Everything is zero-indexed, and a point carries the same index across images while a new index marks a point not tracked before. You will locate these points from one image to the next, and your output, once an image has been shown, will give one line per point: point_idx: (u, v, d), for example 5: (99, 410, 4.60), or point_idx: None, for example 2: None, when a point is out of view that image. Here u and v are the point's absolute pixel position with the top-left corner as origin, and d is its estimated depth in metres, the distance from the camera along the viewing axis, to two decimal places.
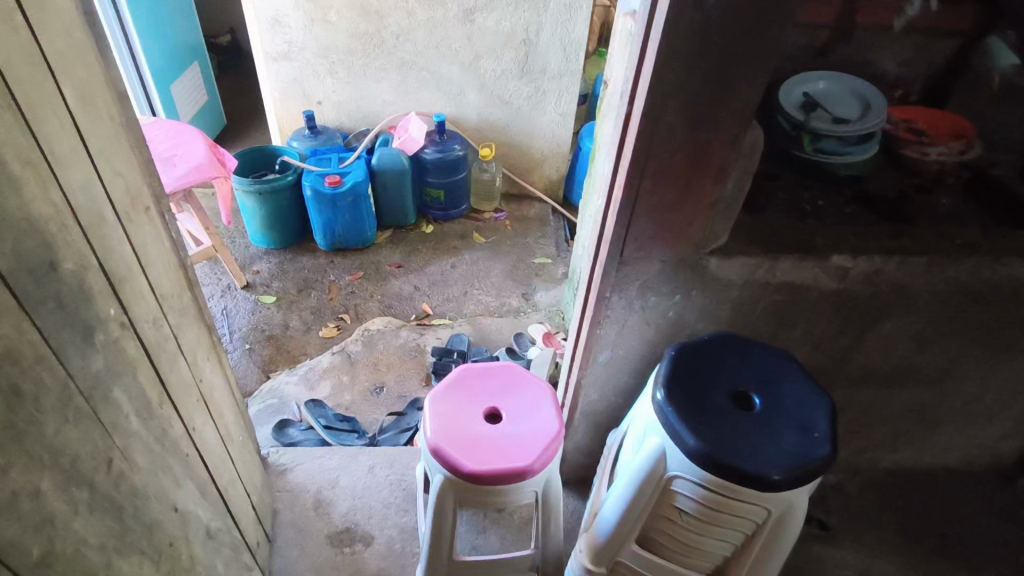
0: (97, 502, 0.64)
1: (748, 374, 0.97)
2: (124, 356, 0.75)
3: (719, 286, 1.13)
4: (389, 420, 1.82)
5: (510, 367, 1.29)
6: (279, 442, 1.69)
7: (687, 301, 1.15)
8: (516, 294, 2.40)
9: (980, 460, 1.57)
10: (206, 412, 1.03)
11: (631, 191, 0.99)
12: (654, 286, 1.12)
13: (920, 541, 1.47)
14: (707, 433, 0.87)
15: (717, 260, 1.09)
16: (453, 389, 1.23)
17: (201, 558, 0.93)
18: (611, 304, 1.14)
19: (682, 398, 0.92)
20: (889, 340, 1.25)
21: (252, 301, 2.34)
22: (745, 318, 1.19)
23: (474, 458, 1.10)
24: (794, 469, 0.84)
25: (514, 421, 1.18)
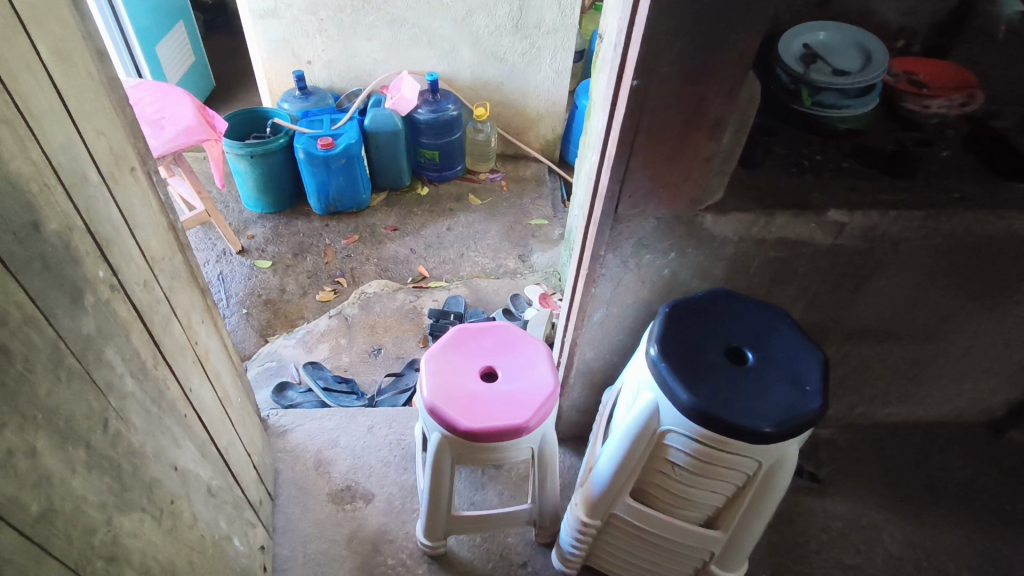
0: (94, 462, 0.65)
1: (742, 330, 0.97)
2: (116, 318, 0.75)
3: (714, 243, 1.12)
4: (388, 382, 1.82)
5: (506, 327, 1.30)
6: (279, 404, 1.71)
7: (682, 258, 1.14)
8: (513, 256, 2.39)
9: (970, 413, 1.59)
10: (202, 373, 1.03)
11: (625, 146, 0.97)
12: (648, 244, 1.12)
13: (909, 492, 1.50)
14: (699, 387, 0.88)
15: (712, 217, 1.08)
16: (449, 348, 1.24)
17: (203, 515, 0.95)
18: (606, 263, 1.14)
19: (675, 354, 0.92)
20: (885, 295, 1.25)
21: (247, 266, 2.33)
22: (739, 275, 1.19)
23: (472, 416, 1.11)
24: (786, 422, 0.85)
25: (511, 379, 1.18)
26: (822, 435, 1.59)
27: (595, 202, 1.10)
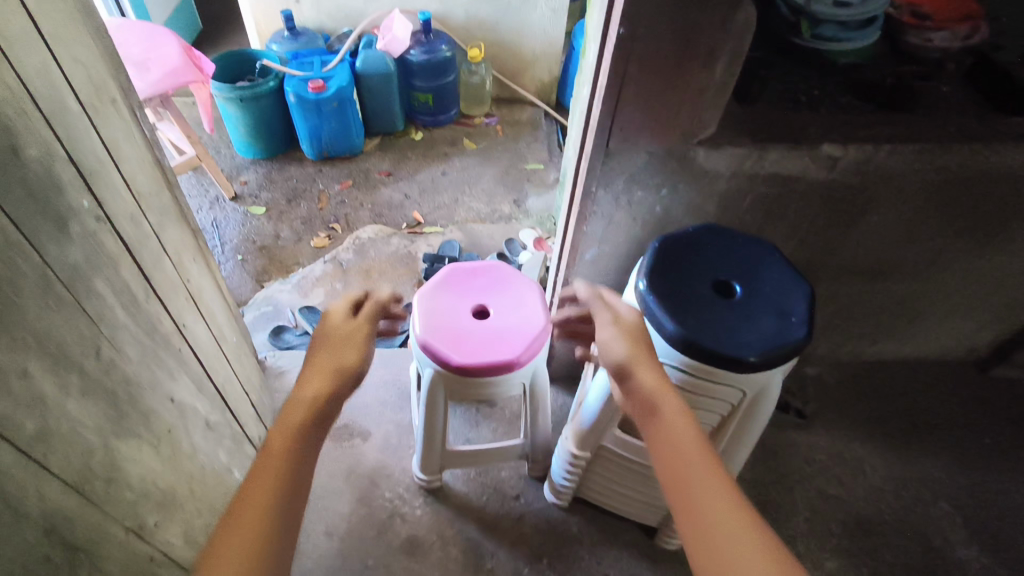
0: (88, 387, 0.66)
1: (731, 264, 0.98)
2: (104, 250, 0.75)
3: (706, 178, 1.11)
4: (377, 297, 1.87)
5: (499, 265, 1.30)
6: (276, 347, 1.73)
7: (674, 195, 1.14)
8: (508, 201, 2.37)
9: (957, 350, 1.62)
10: (195, 311, 1.04)
11: (616, 77, 0.95)
12: (640, 180, 1.11)
13: (893, 427, 1.54)
14: (687, 319, 0.89)
15: (705, 151, 1.07)
16: (441, 287, 1.24)
17: (202, 447, 0.98)
18: (597, 200, 1.13)
19: (663, 287, 0.93)
20: (876, 233, 1.25)
21: (241, 213, 2.31)
22: (732, 212, 1.18)
23: (463, 352, 1.13)
24: (771, 352, 0.86)
25: (503, 317, 1.20)
26: (809, 373, 1.62)
27: (586, 138, 1.08)
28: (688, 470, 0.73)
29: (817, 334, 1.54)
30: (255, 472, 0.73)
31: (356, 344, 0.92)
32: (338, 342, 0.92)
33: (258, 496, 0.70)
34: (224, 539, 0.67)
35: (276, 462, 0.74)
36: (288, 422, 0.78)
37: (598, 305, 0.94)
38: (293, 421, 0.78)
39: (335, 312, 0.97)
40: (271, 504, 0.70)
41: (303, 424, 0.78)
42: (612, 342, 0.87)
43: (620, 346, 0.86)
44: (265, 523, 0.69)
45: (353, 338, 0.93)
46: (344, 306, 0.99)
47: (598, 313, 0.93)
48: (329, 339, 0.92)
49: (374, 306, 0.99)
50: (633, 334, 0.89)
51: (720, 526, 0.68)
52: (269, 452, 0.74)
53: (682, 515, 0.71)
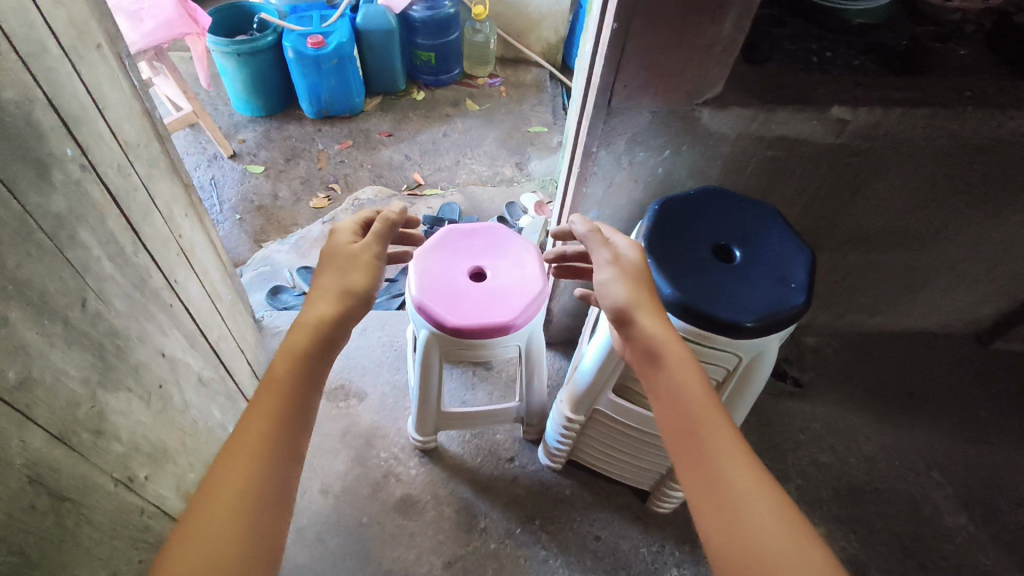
0: (74, 338, 0.66)
1: (731, 228, 0.96)
2: (89, 199, 0.73)
3: (710, 140, 1.08)
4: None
5: (497, 227, 1.27)
6: (273, 307, 1.73)
7: (677, 156, 1.11)
8: (510, 163, 2.33)
9: (958, 322, 1.61)
10: (187, 266, 1.03)
11: (620, 31, 0.91)
12: (642, 140, 1.07)
13: (889, 397, 1.54)
14: (684, 283, 0.88)
15: (710, 111, 1.03)
16: (437, 249, 1.22)
17: (194, 402, 0.97)
18: (598, 160, 1.10)
19: (661, 250, 0.91)
20: (882, 200, 1.22)
21: (239, 171, 2.28)
22: (735, 176, 1.16)
23: (459, 313, 1.12)
24: (770, 317, 0.85)
25: (500, 279, 1.18)
26: (807, 342, 1.62)
27: (588, 95, 1.05)
28: (690, 422, 0.75)
29: (817, 303, 1.52)
30: (258, 398, 0.72)
31: (363, 266, 0.86)
32: (341, 265, 0.86)
33: (262, 415, 0.70)
34: (225, 462, 0.66)
35: (280, 389, 0.72)
36: (292, 347, 0.76)
37: (600, 243, 0.90)
38: (297, 345, 0.76)
39: (336, 238, 0.90)
40: (275, 426, 0.70)
41: (307, 349, 0.76)
42: (613, 286, 0.85)
43: (619, 290, 0.84)
44: (268, 448, 0.68)
45: (359, 260, 0.87)
46: (351, 225, 0.93)
47: (599, 253, 0.89)
48: (334, 260, 0.87)
49: (384, 223, 0.92)
50: (638, 277, 0.86)
51: (722, 476, 0.71)
52: (272, 378, 0.73)
53: (683, 463, 0.74)
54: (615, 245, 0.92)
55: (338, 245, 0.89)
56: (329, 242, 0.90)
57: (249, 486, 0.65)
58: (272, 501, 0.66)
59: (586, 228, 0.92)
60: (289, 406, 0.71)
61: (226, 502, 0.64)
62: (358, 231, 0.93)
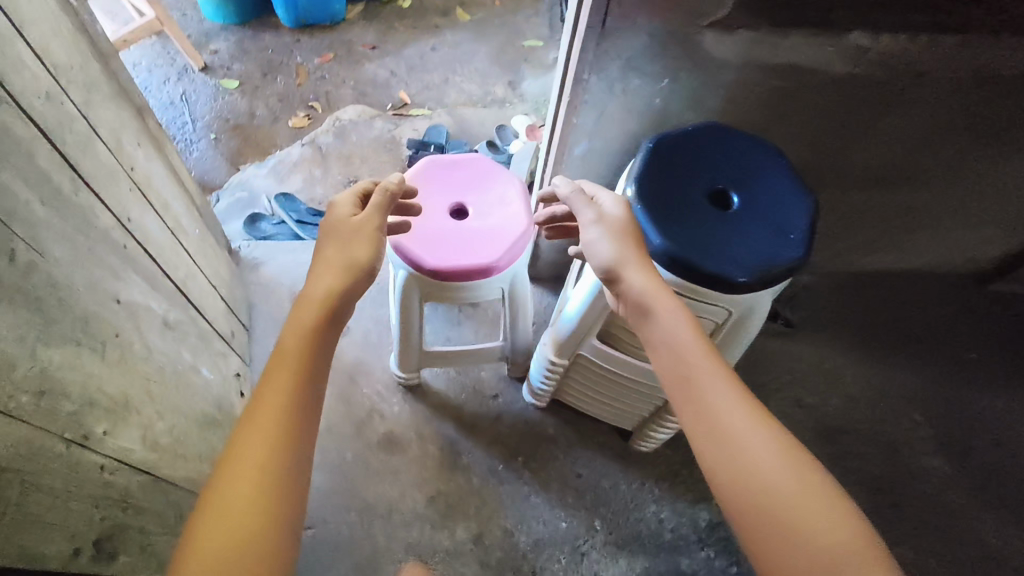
0: (3, 294, 0.59)
1: (730, 171, 0.88)
2: (9, 135, 0.65)
3: (713, 67, 0.98)
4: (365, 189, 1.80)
5: (480, 158, 1.18)
6: (251, 237, 1.66)
7: (676, 86, 1.01)
8: (502, 82, 2.18)
9: (960, 263, 1.55)
10: (143, 202, 0.95)
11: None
12: (639, 67, 0.97)
13: (880, 339, 1.52)
14: (675, 232, 0.82)
15: (714, 35, 0.92)
16: (415, 183, 1.14)
17: (160, 347, 0.93)
18: (589, 88, 1.00)
19: (652, 196, 0.85)
20: (894, 137, 1.14)
21: (212, 87, 2.13)
22: (738, 109, 1.06)
23: (436, 256, 1.06)
24: (764, 273, 0.79)
25: (481, 219, 1.11)
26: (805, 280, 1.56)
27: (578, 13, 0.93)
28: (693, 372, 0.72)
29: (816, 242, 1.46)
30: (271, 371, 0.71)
31: (367, 237, 0.85)
32: (344, 240, 0.85)
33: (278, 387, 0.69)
34: (245, 434, 0.66)
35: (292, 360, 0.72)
36: (300, 322, 0.75)
37: (584, 202, 0.84)
38: (305, 319, 0.75)
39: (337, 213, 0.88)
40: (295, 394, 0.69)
41: (316, 323, 0.75)
42: (601, 245, 0.80)
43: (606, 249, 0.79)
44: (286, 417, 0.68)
45: (359, 229, 0.86)
46: (350, 197, 0.90)
47: (585, 211, 0.84)
48: (335, 233, 0.85)
49: (383, 194, 0.90)
50: (627, 234, 0.81)
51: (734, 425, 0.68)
52: (282, 352, 0.72)
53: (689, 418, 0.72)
54: (601, 202, 0.85)
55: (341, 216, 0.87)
56: (327, 217, 0.88)
57: (271, 460, 0.65)
58: (292, 472, 0.66)
59: (571, 188, 0.86)
60: (304, 377, 0.71)
61: (249, 474, 0.63)
62: (358, 203, 0.90)
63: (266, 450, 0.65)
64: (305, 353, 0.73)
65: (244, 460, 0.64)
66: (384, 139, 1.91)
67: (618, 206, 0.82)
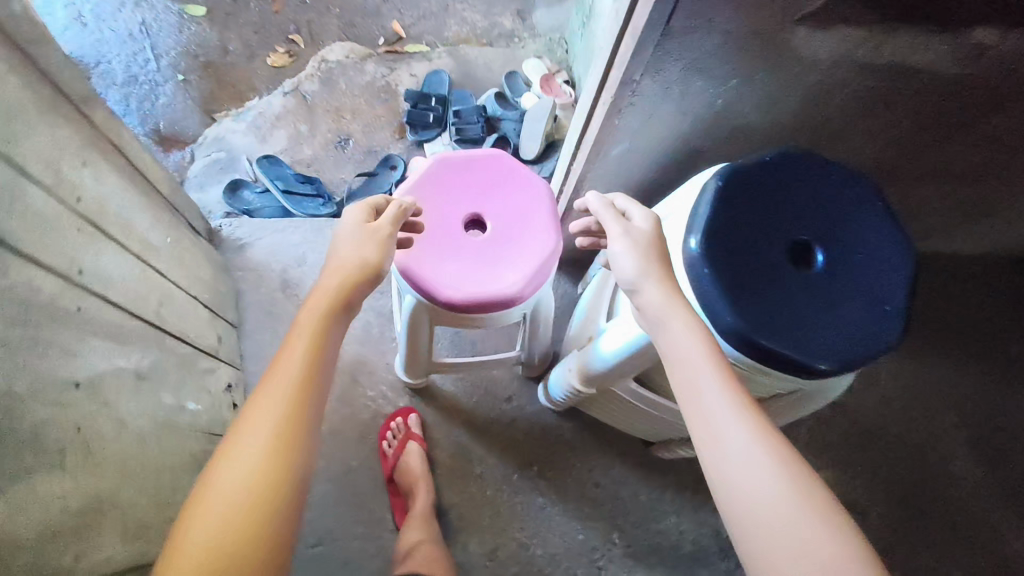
0: None
1: (815, 217, 0.73)
2: None
3: (796, 68, 0.79)
4: (358, 149, 1.59)
5: (502, 157, 0.99)
6: (234, 211, 1.48)
7: (746, 87, 0.82)
8: (510, 12, 1.85)
9: (1016, 249, 1.42)
10: (98, 237, 0.78)
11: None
12: (705, 68, 0.78)
13: (920, 332, 1.42)
14: (750, 306, 0.68)
15: (806, 34, 0.73)
16: (424, 190, 0.96)
17: (137, 408, 0.81)
18: (639, 90, 0.81)
19: (723, 256, 0.70)
20: (988, 138, 0.97)
21: (176, 14, 1.83)
22: (813, 111, 0.88)
23: (451, 286, 0.91)
24: (852, 359, 0.68)
25: (503, 238, 0.95)
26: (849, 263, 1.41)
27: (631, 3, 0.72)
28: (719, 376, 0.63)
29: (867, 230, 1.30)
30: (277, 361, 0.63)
31: (379, 245, 0.78)
32: (352, 243, 0.78)
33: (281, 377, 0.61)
34: (236, 442, 0.57)
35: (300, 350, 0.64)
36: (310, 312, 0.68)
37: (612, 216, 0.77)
38: (315, 311, 0.68)
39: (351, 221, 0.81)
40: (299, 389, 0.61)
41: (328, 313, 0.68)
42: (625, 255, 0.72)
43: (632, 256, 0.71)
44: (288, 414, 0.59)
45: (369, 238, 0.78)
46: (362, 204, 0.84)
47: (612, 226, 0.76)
48: (346, 235, 0.77)
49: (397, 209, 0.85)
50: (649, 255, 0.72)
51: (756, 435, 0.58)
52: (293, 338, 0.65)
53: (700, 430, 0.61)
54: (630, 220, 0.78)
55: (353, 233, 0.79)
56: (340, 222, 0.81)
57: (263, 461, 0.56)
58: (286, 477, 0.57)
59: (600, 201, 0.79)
60: (310, 376, 0.62)
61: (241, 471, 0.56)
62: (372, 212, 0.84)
63: (256, 467, 0.56)
64: (311, 361, 0.63)
65: (233, 469, 0.55)
66: (377, 87, 1.67)
67: (644, 218, 0.76)
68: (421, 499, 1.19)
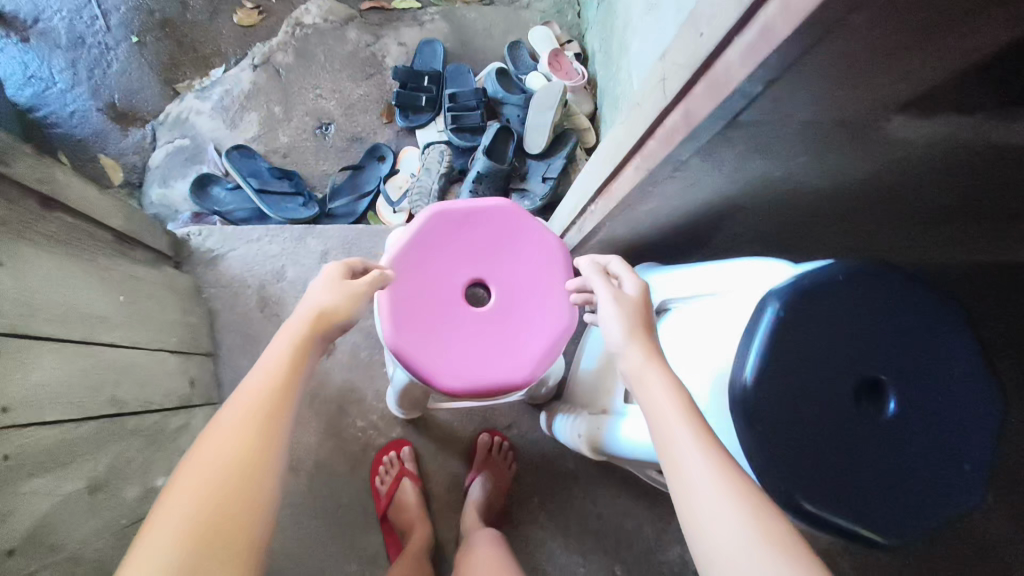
0: None
1: (892, 353, 0.60)
2: None
3: (881, 146, 0.63)
4: (340, 137, 1.42)
5: (509, 211, 0.86)
6: (203, 212, 1.33)
7: (812, 162, 0.66)
8: None
9: None
10: (25, 345, 0.65)
11: (818, 30, 0.40)
12: (767, 149, 0.62)
13: None
14: (806, 471, 0.58)
15: (904, 121, 0.57)
16: (420, 251, 0.82)
17: (91, 526, 0.71)
18: (683, 167, 0.65)
19: (780, 409, 0.58)
20: None
21: None
22: (885, 177, 0.73)
23: (453, 371, 0.79)
24: (916, 532, 0.59)
25: (511, 309, 0.83)
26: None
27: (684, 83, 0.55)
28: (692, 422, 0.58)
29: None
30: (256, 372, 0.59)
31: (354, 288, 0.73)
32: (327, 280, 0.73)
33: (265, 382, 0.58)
34: (207, 441, 0.52)
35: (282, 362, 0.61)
36: (288, 332, 0.65)
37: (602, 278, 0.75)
38: (294, 330, 0.65)
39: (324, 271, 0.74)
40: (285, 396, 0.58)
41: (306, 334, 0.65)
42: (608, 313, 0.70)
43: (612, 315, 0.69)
44: (270, 417, 0.55)
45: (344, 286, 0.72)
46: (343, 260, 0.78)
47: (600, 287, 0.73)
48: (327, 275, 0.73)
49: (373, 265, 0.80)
50: (633, 320, 0.69)
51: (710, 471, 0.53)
52: (274, 353, 0.61)
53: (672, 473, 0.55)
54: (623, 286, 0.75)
55: (327, 281, 0.72)
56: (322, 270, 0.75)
57: (237, 459, 0.51)
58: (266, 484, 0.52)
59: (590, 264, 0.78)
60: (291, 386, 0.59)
61: (218, 466, 0.51)
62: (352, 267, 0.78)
63: (228, 463, 0.51)
64: (291, 374, 0.60)
65: (205, 462, 0.51)
66: (360, 58, 1.46)
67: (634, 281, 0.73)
68: (417, 536, 1.12)
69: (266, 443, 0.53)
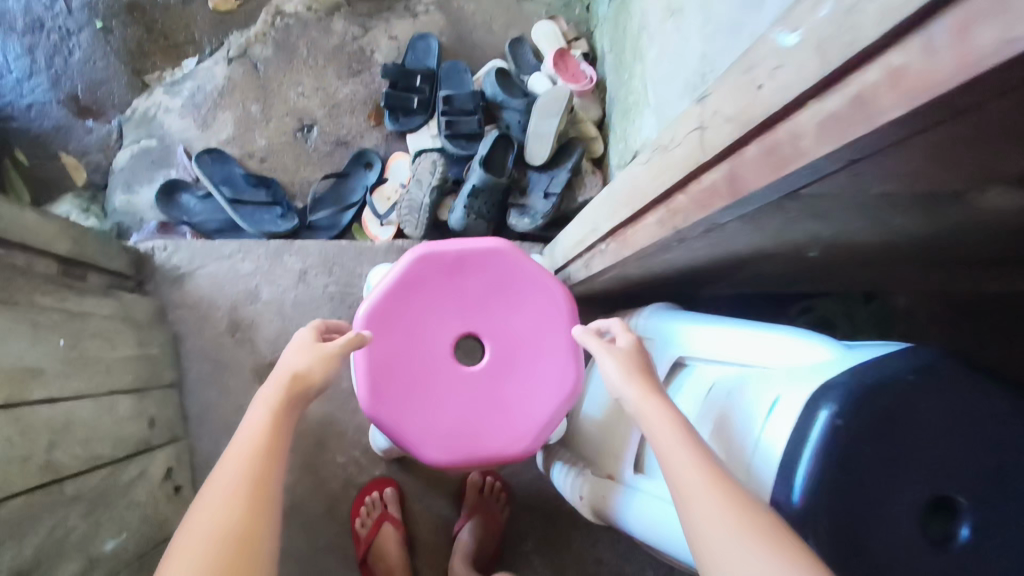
0: None
1: (971, 468, 0.49)
2: None
3: (961, 213, 0.52)
4: (324, 140, 1.30)
5: (508, 254, 0.75)
6: (171, 221, 1.21)
7: (872, 225, 0.56)
8: None
9: None
10: None
11: (936, 113, 0.30)
12: (823, 216, 0.51)
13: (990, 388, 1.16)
14: None
15: (1001, 194, 0.46)
16: (403, 300, 0.73)
17: None
18: (720, 228, 0.54)
19: (835, 541, 0.47)
20: None
21: None
22: (951, 235, 0.62)
23: (437, 440, 0.71)
24: None
25: (506, 369, 0.74)
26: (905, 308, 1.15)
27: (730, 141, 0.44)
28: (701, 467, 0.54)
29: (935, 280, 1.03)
30: (233, 451, 0.56)
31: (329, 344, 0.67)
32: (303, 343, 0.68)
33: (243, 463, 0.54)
34: (189, 538, 0.49)
35: (260, 435, 0.57)
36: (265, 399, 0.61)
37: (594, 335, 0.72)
38: (271, 397, 0.61)
39: (295, 337, 0.69)
40: (266, 476, 0.54)
41: (283, 398, 0.61)
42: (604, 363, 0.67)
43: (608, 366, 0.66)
44: (253, 501, 0.52)
45: (317, 347, 0.66)
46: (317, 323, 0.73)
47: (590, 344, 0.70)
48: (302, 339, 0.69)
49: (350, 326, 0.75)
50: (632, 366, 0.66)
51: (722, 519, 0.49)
52: (251, 426, 0.58)
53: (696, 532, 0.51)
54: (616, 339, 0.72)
55: (299, 344, 0.68)
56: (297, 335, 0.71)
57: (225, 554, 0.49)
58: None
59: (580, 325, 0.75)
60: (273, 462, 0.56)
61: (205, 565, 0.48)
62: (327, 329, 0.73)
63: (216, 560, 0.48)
64: (271, 448, 0.57)
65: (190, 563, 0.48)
66: (347, 52, 1.32)
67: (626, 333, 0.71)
68: None
69: (252, 528, 0.51)
